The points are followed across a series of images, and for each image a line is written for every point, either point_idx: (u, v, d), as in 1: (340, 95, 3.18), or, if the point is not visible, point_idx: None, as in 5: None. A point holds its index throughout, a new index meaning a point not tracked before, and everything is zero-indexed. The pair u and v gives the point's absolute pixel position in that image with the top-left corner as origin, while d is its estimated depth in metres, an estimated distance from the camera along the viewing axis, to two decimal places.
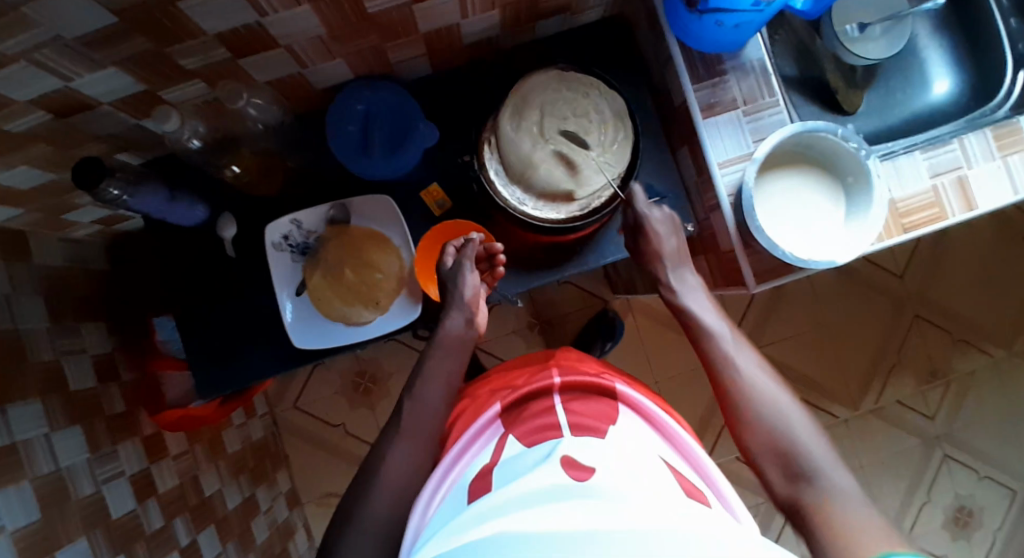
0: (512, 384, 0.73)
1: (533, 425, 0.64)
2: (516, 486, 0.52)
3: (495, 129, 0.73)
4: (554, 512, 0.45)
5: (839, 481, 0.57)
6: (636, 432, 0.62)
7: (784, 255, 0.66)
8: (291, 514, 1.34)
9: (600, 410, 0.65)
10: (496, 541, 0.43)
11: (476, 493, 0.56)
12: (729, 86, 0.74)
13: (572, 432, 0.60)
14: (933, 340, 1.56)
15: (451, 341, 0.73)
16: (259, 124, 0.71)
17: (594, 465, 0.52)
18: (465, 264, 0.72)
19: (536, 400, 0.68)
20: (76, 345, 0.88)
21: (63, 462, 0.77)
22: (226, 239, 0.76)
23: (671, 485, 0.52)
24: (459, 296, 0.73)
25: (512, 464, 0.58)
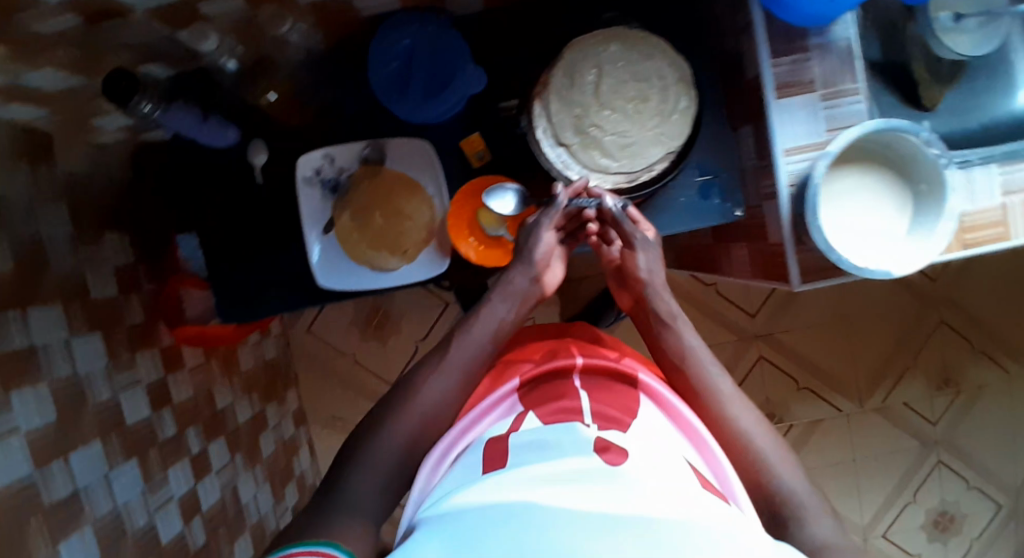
0: (530, 357, 0.71)
1: (554, 405, 0.59)
2: (537, 460, 0.50)
3: (547, 84, 0.67)
4: (578, 494, 0.44)
5: (822, 528, 0.53)
6: (658, 426, 0.58)
7: (839, 259, 0.62)
8: (297, 433, 1.39)
9: (623, 400, 0.61)
10: (511, 513, 0.43)
11: (488, 466, 0.53)
12: (810, 65, 0.67)
13: (594, 420, 0.56)
14: (952, 348, 1.53)
15: (512, 292, 0.70)
16: (300, 51, 0.71)
17: (625, 448, 0.51)
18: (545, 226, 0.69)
19: (557, 380, 0.64)
20: (97, 252, 0.87)
21: (81, 368, 0.79)
22: (256, 167, 0.74)
23: (689, 476, 0.51)
24: (534, 255, 0.70)
25: (525, 438, 0.55)
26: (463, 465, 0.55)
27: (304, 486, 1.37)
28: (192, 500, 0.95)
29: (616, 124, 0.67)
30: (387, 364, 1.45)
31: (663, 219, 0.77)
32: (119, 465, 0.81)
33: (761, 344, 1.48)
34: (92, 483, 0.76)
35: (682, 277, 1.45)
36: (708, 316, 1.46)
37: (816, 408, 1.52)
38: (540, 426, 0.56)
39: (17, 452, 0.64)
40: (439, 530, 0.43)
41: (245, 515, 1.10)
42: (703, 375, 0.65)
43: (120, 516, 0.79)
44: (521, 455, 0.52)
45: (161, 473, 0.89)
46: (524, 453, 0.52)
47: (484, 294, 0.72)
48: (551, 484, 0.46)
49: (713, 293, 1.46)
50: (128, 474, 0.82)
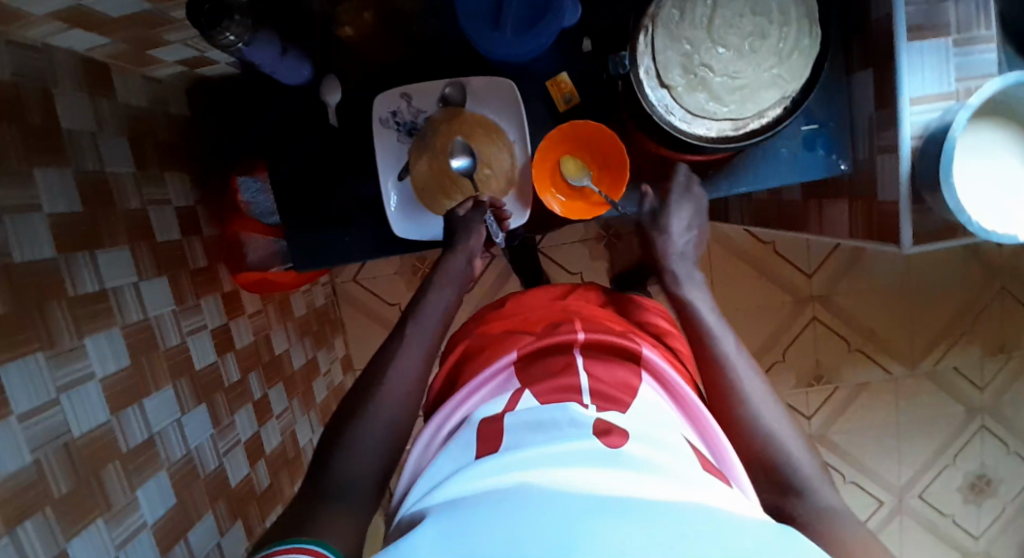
0: (531, 329, 0.67)
1: (553, 383, 0.56)
2: (534, 442, 0.47)
3: (656, 15, 0.61)
4: (585, 479, 0.41)
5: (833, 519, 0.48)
6: (657, 406, 0.55)
7: (970, 221, 0.57)
8: (343, 380, 1.40)
9: (622, 376, 0.57)
10: (502, 496, 0.41)
11: (481, 447, 0.49)
12: (949, 5, 0.61)
13: (591, 400, 0.53)
14: (1010, 316, 1.48)
15: (454, 278, 0.65)
16: None
17: (627, 429, 0.47)
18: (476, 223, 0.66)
19: (554, 352, 0.61)
20: (160, 192, 0.84)
21: (152, 311, 0.77)
22: (329, 107, 0.69)
23: (691, 460, 0.48)
24: (467, 242, 0.66)
25: (521, 417, 0.51)
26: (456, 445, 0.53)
27: None
28: (256, 443, 0.97)
29: (728, 63, 0.61)
30: None
31: (768, 172, 0.71)
32: (191, 409, 0.81)
33: (816, 304, 1.45)
34: (166, 427, 0.76)
35: (736, 234, 1.41)
36: (764, 274, 1.42)
37: (864, 370, 1.48)
38: (535, 405, 0.53)
39: (93, 395, 0.64)
40: (438, 519, 0.40)
41: (303, 457, 1.13)
42: (716, 345, 0.61)
43: (193, 459, 0.80)
44: (520, 433, 0.49)
45: (229, 418, 0.90)
46: (523, 431, 0.49)
47: (422, 281, 0.66)
48: (554, 467, 0.43)
49: (769, 251, 1.41)
50: (199, 419, 0.82)
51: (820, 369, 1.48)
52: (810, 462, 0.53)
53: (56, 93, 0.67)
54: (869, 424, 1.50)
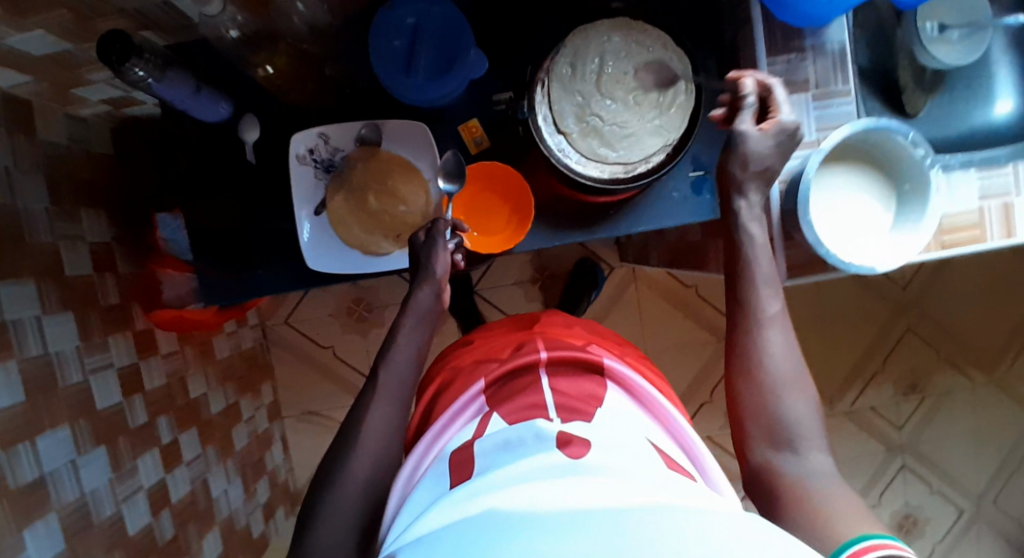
0: (497, 356, 0.70)
1: (522, 403, 0.58)
2: (502, 464, 0.49)
3: (551, 71, 0.68)
4: (539, 491, 0.42)
5: (817, 463, 0.55)
6: (622, 410, 0.59)
7: (827, 254, 0.63)
8: (269, 427, 1.36)
9: (585, 388, 0.61)
10: (476, 519, 0.40)
11: (456, 476, 0.50)
12: (805, 65, 0.70)
13: (557, 413, 0.56)
14: (917, 356, 1.56)
15: (421, 312, 0.66)
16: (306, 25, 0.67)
17: (587, 439, 0.50)
18: (437, 240, 0.67)
19: (520, 375, 0.64)
20: (73, 229, 0.83)
21: (53, 347, 0.75)
22: (247, 143, 0.72)
23: (651, 455, 0.50)
24: (431, 271, 0.66)
25: (493, 439, 0.53)
26: (437, 473, 0.54)
27: (276, 481, 1.36)
28: (162, 491, 0.93)
29: (615, 114, 0.68)
30: (367, 357, 1.43)
31: (664, 212, 0.77)
32: (88, 450, 0.78)
33: None
34: (60, 468, 0.72)
35: (664, 277, 1.48)
36: (690, 316, 1.49)
37: None
38: (504, 427, 0.55)
39: None
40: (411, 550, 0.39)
41: (215, 508, 1.08)
42: (753, 295, 0.62)
43: (87, 504, 0.76)
44: (490, 457, 0.51)
45: (131, 462, 0.86)
46: (491, 456, 0.51)
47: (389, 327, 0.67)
48: (515, 485, 0.44)
49: (693, 294, 1.48)
50: (96, 461, 0.79)
51: None
52: (813, 419, 0.58)
53: None
54: None
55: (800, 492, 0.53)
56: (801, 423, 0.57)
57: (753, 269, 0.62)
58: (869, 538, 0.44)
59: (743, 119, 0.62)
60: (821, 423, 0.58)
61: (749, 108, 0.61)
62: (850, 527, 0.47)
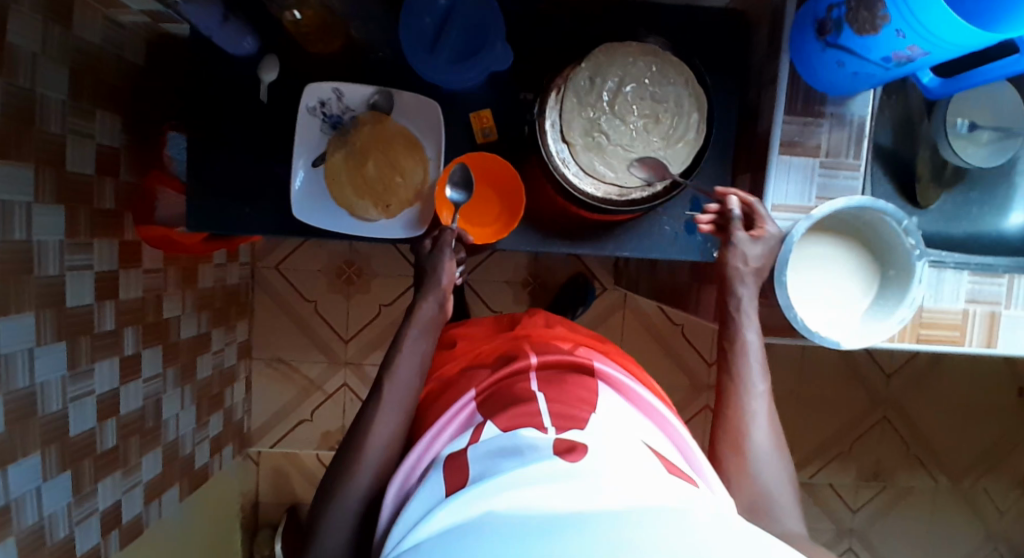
0: (485, 363, 0.68)
1: (513, 410, 0.53)
2: (498, 470, 0.45)
3: (569, 80, 0.69)
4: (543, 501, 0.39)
5: (791, 525, 0.59)
6: (615, 415, 0.55)
7: (796, 317, 0.64)
8: (236, 364, 1.38)
9: (577, 392, 0.57)
10: (470, 535, 0.37)
11: (452, 480, 0.46)
12: (819, 131, 0.69)
13: (550, 421, 0.51)
14: (887, 445, 1.52)
15: (423, 322, 0.66)
16: None
17: (587, 445, 0.46)
18: (445, 249, 0.68)
19: (507, 381, 0.61)
20: (86, 127, 0.85)
21: (36, 236, 0.76)
22: (262, 82, 0.73)
23: (649, 462, 0.46)
24: (436, 281, 0.67)
25: (490, 444, 0.49)
26: (435, 476, 0.48)
27: (230, 418, 1.37)
28: (112, 400, 0.94)
29: (622, 135, 0.69)
30: (345, 319, 1.44)
31: (651, 246, 0.77)
32: (49, 342, 0.79)
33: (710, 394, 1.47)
34: (16, 352, 0.73)
35: (653, 311, 1.47)
36: (667, 354, 1.48)
37: None
38: (498, 434, 0.50)
39: None
40: None
41: (162, 430, 1.10)
42: (745, 369, 0.66)
43: (35, 394, 0.77)
44: (483, 463, 0.47)
45: (88, 364, 0.87)
46: (485, 462, 0.47)
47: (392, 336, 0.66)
48: (516, 495, 0.40)
49: (677, 332, 1.47)
50: (54, 355, 0.80)
51: None
52: (789, 495, 0.61)
53: (10, 8, 0.69)
54: None
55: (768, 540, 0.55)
56: (778, 490, 0.61)
57: (742, 344, 0.67)
58: None
59: (738, 235, 0.66)
60: (795, 494, 0.61)
61: (739, 223, 0.67)
62: None
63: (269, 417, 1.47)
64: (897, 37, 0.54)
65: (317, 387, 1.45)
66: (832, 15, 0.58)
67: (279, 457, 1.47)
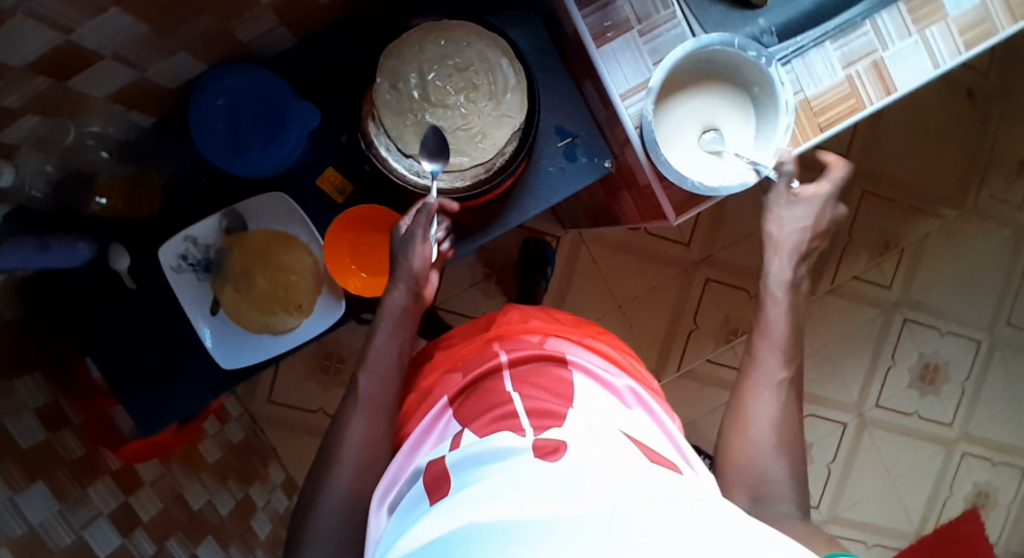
0: (459, 365, 0.67)
1: (490, 415, 0.54)
2: (474, 476, 0.46)
3: (376, 101, 0.67)
4: (498, 508, 0.39)
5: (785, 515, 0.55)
6: (593, 403, 0.56)
7: (694, 186, 0.64)
8: (290, 504, 1.38)
9: (551, 386, 0.58)
10: (446, 543, 0.37)
11: (432, 493, 0.47)
12: (620, 4, 0.68)
13: (528, 420, 0.51)
14: (883, 214, 1.51)
15: (393, 314, 0.65)
16: (91, 138, 0.64)
17: (564, 441, 0.46)
18: (417, 232, 0.64)
19: (478, 382, 0.61)
20: (13, 401, 0.83)
21: (34, 520, 0.75)
22: (120, 271, 0.72)
23: (634, 452, 0.47)
24: (406, 268, 0.65)
25: (467, 456, 0.49)
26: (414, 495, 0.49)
27: None
28: None
29: (453, 118, 0.68)
30: None
31: (546, 192, 0.76)
32: None
33: (704, 267, 1.46)
34: None
35: (613, 231, 1.45)
36: (647, 258, 1.46)
37: None
38: (477, 440, 0.51)
39: None
40: None
41: None
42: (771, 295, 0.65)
43: None
44: (461, 471, 0.48)
45: None
46: (462, 470, 0.48)
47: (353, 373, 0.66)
48: (478, 502, 0.41)
49: (643, 235, 1.45)
50: None
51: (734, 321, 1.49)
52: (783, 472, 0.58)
53: None
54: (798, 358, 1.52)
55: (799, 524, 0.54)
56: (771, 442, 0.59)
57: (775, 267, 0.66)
58: None
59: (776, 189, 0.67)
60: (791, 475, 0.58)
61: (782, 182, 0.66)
62: None
63: None
64: None
65: None
66: None
67: None
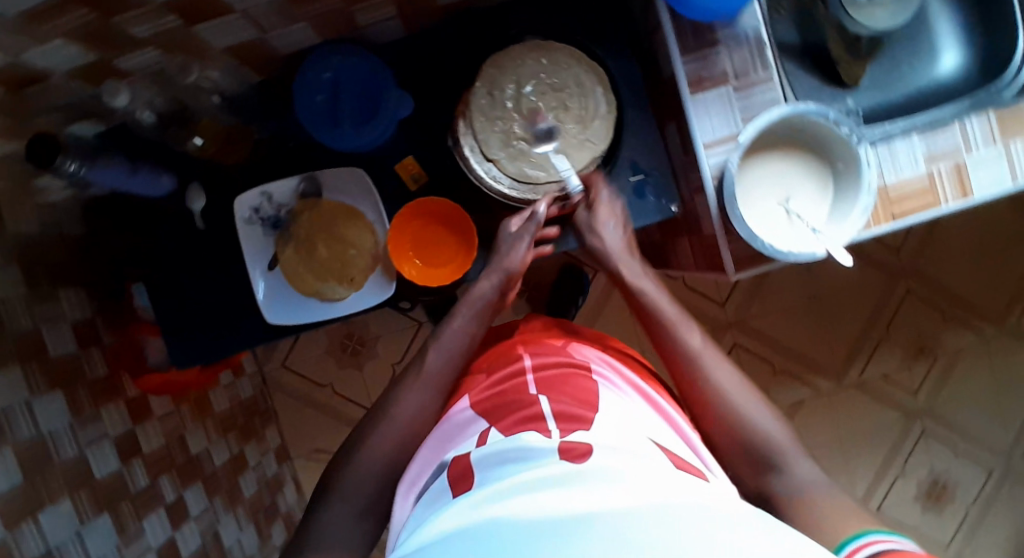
0: (484, 365, 0.68)
1: (519, 415, 0.55)
2: (500, 474, 0.46)
3: (470, 103, 0.70)
4: (521, 504, 0.40)
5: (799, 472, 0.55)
6: (619, 411, 0.56)
7: (764, 246, 0.65)
8: (279, 470, 1.39)
9: (576, 393, 0.57)
10: (471, 534, 0.38)
11: (458, 487, 0.48)
12: (720, 58, 0.69)
13: (556, 424, 0.51)
14: (923, 318, 1.49)
15: (478, 304, 0.70)
16: (217, 97, 0.70)
17: (590, 446, 0.46)
18: (523, 237, 0.70)
19: (502, 383, 0.62)
20: (53, 311, 0.87)
21: (45, 427, 0.78)
22: (194, 211, 0.75)
23: (659, 461, 0.47)
24: (502, 264, 0.70)
25: (495, 452, 0.49)
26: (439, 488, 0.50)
27: (292, 523, 1.38)
28: (172, 549, 0.95)
29: (539, 133, 0.70)
30: (365, 390, 1.45)
31: None
32: (91, 519, 0.80)
33: (734, 332, 1.45)
34: (63, 542, 0.75)
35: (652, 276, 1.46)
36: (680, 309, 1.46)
37: (792, 389, 1.47)
38: (501, 439, 0.51)
39: None
40: None
41: None
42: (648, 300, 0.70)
43: None
44: (487, 468, 0.48)
45: (136, 524, 0.89)
46: (489, 467, 0.48)
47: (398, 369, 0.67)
48: (498, 500, 0.42)
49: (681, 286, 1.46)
50: (100, 530, 0.81)
51: None
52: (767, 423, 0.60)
53: None
54: (808, 444, 1.50)
55: (796, 499, 0.54)
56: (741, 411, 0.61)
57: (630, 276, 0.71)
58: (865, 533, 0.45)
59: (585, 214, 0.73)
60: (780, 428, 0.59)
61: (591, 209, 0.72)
62: (845, 529, 0.47)
63: None
64: None
65: None
66: None
67: None
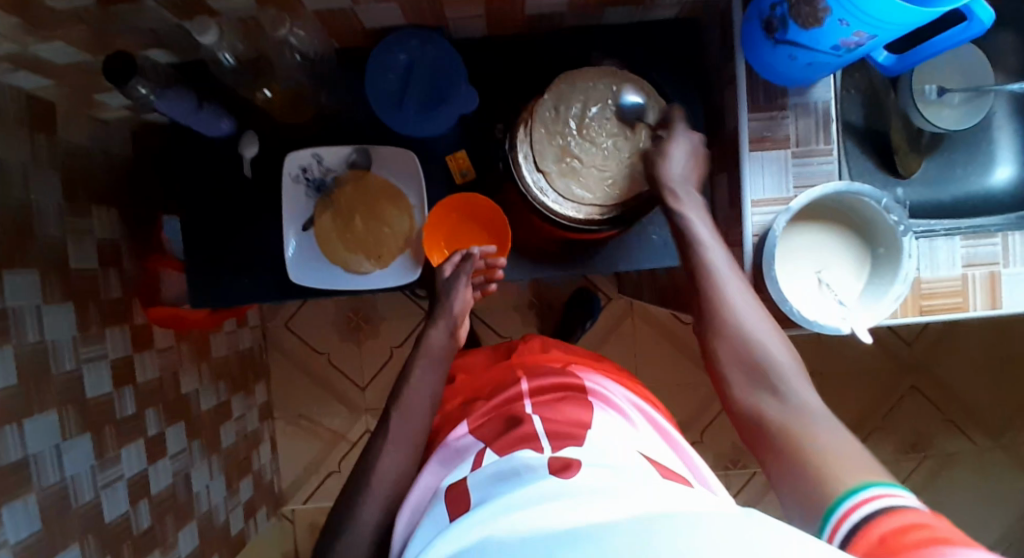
0: (483, 394, 0.69)
1: (512, 437, 0.55)
2: (497, 494, 0.46)
3: (535, 112, 0.70)
4: (519, 518, 0.40)
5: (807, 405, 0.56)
6: (612, 425, 0.57)
7: (791, 310, 0.66)
8: (259, 427, 1.40)
9: (573, 414, 0.57)
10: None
11: (455, 509, 0.48)
12: (786, 122, 0.70)
13: (548, 441, 0.52)
14: (921, 415, 1.49)
15: (433, 353, 0.69)
16: (298, 55, 0.70)
17: (581, 459, 0.47)
18: (460, 278, 0.71)
19: (502, 407, 0.62)
20: (84, 224, 0.88)
21: (50, 335, 0.79)
22: (245, 158, 0.77)
23: (647, 470, 0.47)
24: (449, 309, 0.71)
25: (490, 472, 0.50)
26: (438, 510, 0.50)
27: (260, 481, 1.38)
28: (143, 481, 0.96)
29: (595, 156, 0.71)
30: (360, 367, 1.46)
31: (643, 257, 0.78)
32: (74, 437, 0.81)
33: None
34: (44, 452, 0.75)
35: (664, 316, 1.46)
36: (684, 354, 1.46)
37: None
38: (496, 459, 0.52)
39: None
40: None
41: (195, 503, 1.11)
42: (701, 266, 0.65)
43: (67, 489, 0.79)
44: (483, 489, 0.48)
45: (115, 451, 0.89)
46: (486, 488, 0.48)
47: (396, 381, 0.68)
48: (493, 518, 0.42)
49: (690, 332, 1.46)
50: (80, 448, 0.82)
51: (737, 453, 1.47)
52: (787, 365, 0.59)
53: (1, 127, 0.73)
54: (781, 514, 1.49)
55: (803, 439, 0.52)
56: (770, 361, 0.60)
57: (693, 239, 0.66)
58: (863, 484, 0.45)
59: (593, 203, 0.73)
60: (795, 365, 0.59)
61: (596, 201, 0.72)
62: (848, 474, 0.47)
63: (299, 475, 1.48)
64: (841, 26, 0.55)
65: (342, 438, 1.46)
66: (776, 13, 0.59)
67: (313, 512, 1.47)
